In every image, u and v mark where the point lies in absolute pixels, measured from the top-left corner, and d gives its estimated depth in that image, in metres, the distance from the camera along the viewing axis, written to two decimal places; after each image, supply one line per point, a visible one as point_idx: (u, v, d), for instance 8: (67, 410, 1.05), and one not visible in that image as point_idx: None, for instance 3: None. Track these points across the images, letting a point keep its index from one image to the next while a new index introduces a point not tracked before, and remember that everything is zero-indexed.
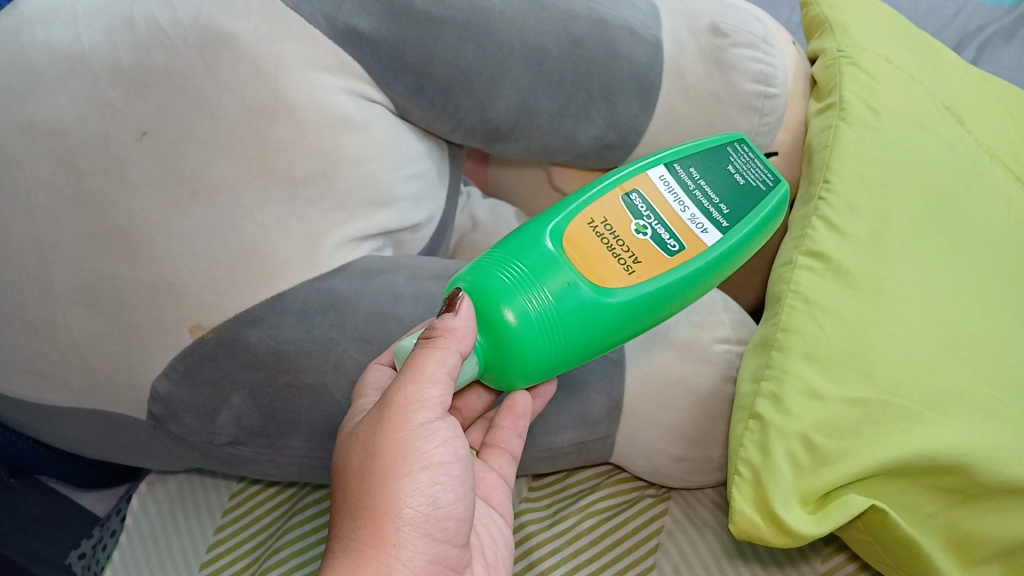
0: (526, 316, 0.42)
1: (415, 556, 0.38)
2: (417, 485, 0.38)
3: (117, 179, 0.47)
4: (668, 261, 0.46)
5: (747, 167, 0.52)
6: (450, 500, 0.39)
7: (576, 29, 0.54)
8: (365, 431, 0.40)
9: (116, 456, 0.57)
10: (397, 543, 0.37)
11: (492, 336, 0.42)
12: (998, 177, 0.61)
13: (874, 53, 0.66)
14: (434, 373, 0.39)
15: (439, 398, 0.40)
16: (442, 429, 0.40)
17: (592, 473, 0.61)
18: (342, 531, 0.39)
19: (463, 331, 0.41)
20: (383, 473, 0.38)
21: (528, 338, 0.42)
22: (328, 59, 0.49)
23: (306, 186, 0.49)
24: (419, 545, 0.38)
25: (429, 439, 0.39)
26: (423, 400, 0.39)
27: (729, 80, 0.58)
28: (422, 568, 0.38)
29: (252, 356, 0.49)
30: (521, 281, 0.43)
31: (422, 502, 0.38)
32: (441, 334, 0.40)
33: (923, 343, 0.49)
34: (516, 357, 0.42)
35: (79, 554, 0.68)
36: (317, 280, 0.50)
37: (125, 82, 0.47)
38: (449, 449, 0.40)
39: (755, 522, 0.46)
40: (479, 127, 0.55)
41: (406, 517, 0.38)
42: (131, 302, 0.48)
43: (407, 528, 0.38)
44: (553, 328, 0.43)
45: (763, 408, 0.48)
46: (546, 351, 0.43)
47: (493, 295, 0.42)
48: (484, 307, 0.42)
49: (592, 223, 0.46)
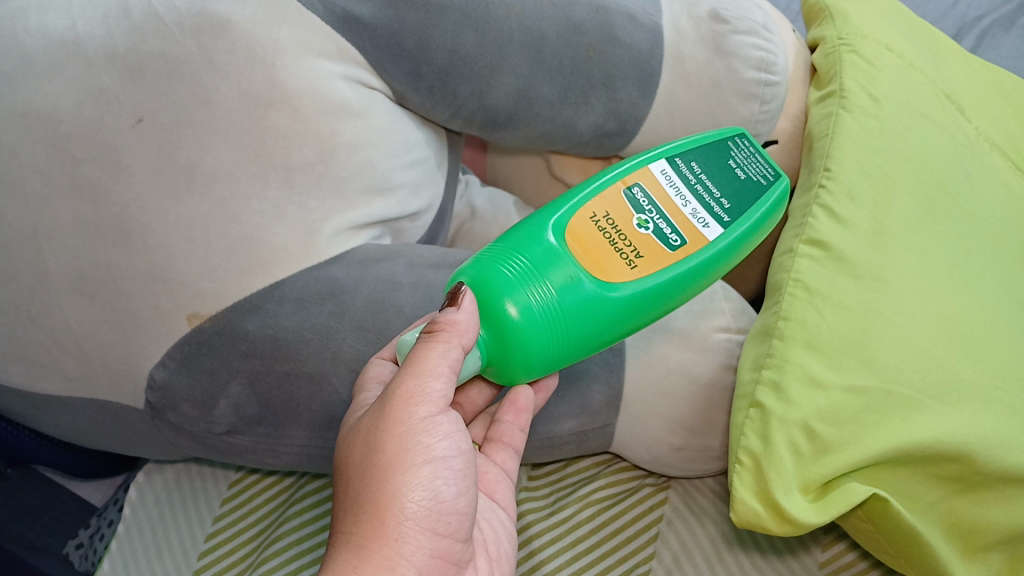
0: (529, 310, 0.42)
1: (417, 551, 0.38)
2: (419, 479, 0.38)
3: (113, 167, 0.46)
4: (670, 256, 0.46)
5: (747, 162, 0.51)
6: (452, 494, 0.39)
7: (576, 16, 0.54)
8: (367, 425, 0.40)
9: (113, 445, 0.57)
10: (399, 538, 0.37)
11: (494, 330, 0.42)
12: (999, 166, 0.61)
13: (875, 41, 0.65)
14: (435, 368, 0.39)
15: (441, 392, 0.39)
16: (444, 423, 0.40)
17: (591, 462, 0.61)
18: (344, 526, 0.39)
19: (465, 325, 0.40)
20: (385, 467, 0.38)
21: (530, 332, 0.42)
22: (327, 45, 0.49)
23: (303, 173, 0.48)
24: (421, 539, 0.38)
25: (430, 433, 0.39)
26: (424, 394, 0.39)
27: (730, 67, 0.58)
28: (424, 562, 0.38)
29: (250, 345, 0.48)
30: (524, 274, 0.42)
31: (423, 496, 0.38)
32: (442, 328, 0.40)
33: (925, 331, 0.49)
34: (518, 351, 0.42)
35: (77, 543, 0.68)
36: (315, 268, 0.49)
37: (120, 67, 0.46)
38: (450, 443, 0.40)
39: (757, 511, 0.46)
40: (478, 114, 0.55)
41: (408, 512, 0.38)
42: (127, 290, 0.47)
43: (408, 522, 0.38)
44: (555, 321, 0.42)
45: (764, 396, 0.48)
46: (549, 344, 0.42)
47: (495, 288, 0.42)
48: (485, 300, 0.42)
49: (593, 217, 0.45)
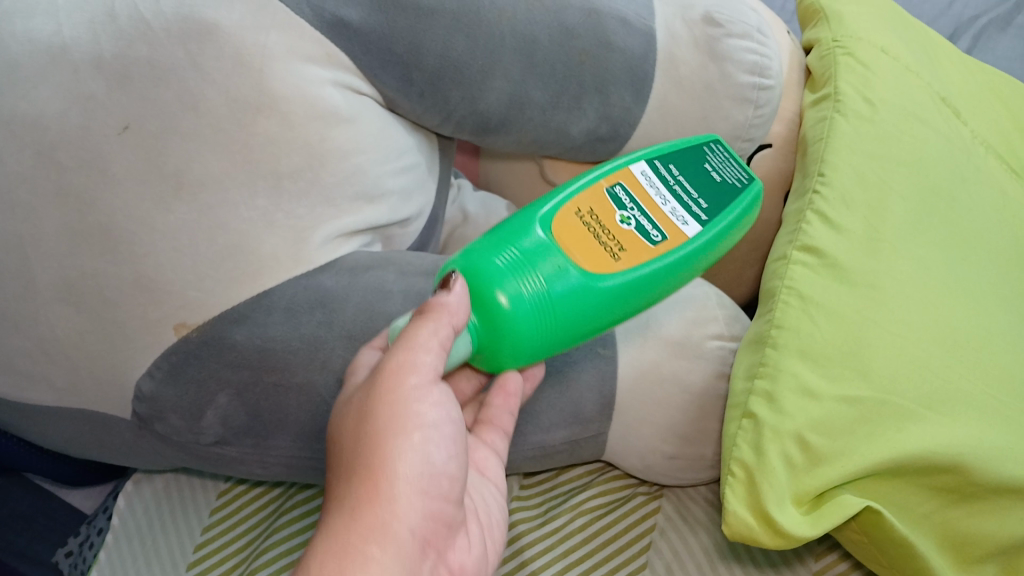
0: (518, 298, 0.41)
1: (413, 512, 0.36)
2: (412, 444, 0.37)
3: (99, 175, 0.46)
4: (654, 250, 0.46)
5: (722, 166, 0.52)
6: (445, 459, 0.38)
7: (569, 20, 0.53)
8: (358, 402, 0.39)
9: (102, 454, 0.56)
10: (393, 498, 0.36)
11: (483, 318, 0.41)
12: (994, 171, 0.61)
13: (870, 44, 0.65)
14: (426, 341, 0.39)
15: (432, 363, 0.39)
16: (435, 391, 0.39)
17: (583, 471, 0.60)
18: (336, 495, 0.37)
19: (456, 306, 0.40)
20: (378, 433, 0.37)
21: (520, 320, 0.41)
22: (314, 49, 0.48)
23: (292, 181, 0.48)
24: (417, 501, 0.36)
25: (422, 401, 0.38)
26: (415, 364, 0.38)
27: (724, 72, 0.57)
28: (421, 524, 0.36)
29: (237, 354, 0.47)
30: (513, 264, 0.42)
31: (417, 460, 0.37)
32: (433, 307, 0.40)
33: (919, 341, 0.49)
34: (507, 340, 0.41)
35: (66, 551, 0.68)
36: (305, 277, 0.49)
37: (107, 74, 0.46)
38: (442, 411, 0.39)
39: (749, 523, 0.45)
40: (469, 120, 0.54)
41: (402, 474, 0.36)
42: (115, 299, 0.47)
43: (403, 483, 0.36)
44: (545, 309, 0.42)
45: (757, 406, 0.47)
46: (538, 332, 0.42)
47: (485, 277, 0.41)
48: (476, 288, 0.41)
49: (579, 212, 0.45)
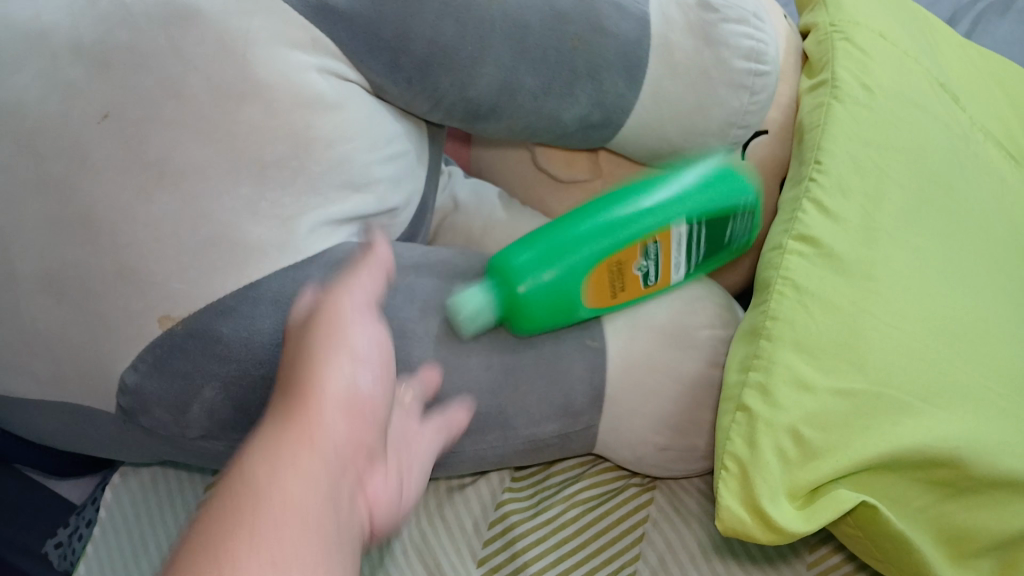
0: (539, 285, 0.49)
1: (336, 426, 0.38)
2: (338, 366, 0.39)
3: (80, 164, 0.45)
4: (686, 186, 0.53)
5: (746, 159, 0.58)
6: (370, 383, 0.40)
7: (560, 3, 0.51)
8: (295, 342, 0.42)
9: (87, 446, 0.55)
10: (317, 413, 0.38)
11: (506, 293, 0.50)
12: (993, 158, 0.61)
13: (867, 28, 0.64)
14: (361, 282, 0.43)
15: (363, 305, 0.43)
16: (367, 329, 0.42)
17: (576, 461, 0.60)
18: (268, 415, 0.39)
19: (385, 260, 0.46)
20: (309, 358, 0.39)
21: (536, 306, 0.49)
22: (299, 36, 0.47)
23: (277, 169, 0.47)
24: (341, 421, 0.38)
25: (347, 337, 0.41)
26: (348, 308, 0.42)
27: (719, 57, 0.54)
28: (343, 440, 0.38)
29: (221, 348, 0.46)
30: (553, 265, 0.50)
31: (341, 382, 0.39)
32: (372, 260, 0.46)
33: (915, 332, 0.48)
34: (525, 314, 0.50)
35: (56, 542, 0.67)
36: (289, 269, 0.47)
37: (87, 60, 0.45)
38: (369, 341, 0.41)
39: (741, 518, 0.44)
40: (458, 106, 0.52)
41: (327, 393, 0.38)
42: (96, 291, 0.46)
43: (328, 402, 0.38)
44: (561, 294, 0.50)
45: (750, 399, 0.46)
46: (552, 309, 0.50)
47: (510, 272, 0.49)
48: (509, 276, 0.49)
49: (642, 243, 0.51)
